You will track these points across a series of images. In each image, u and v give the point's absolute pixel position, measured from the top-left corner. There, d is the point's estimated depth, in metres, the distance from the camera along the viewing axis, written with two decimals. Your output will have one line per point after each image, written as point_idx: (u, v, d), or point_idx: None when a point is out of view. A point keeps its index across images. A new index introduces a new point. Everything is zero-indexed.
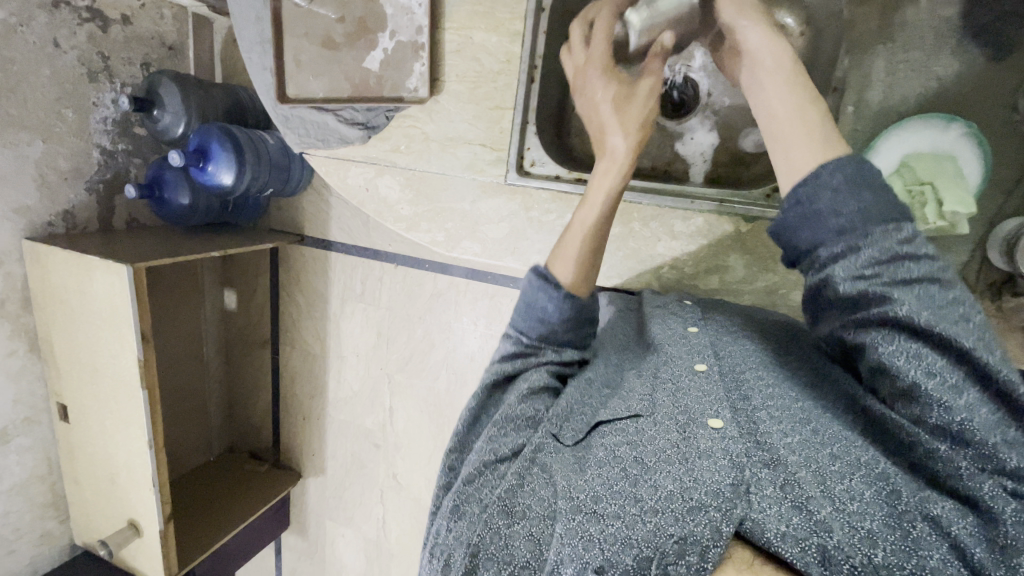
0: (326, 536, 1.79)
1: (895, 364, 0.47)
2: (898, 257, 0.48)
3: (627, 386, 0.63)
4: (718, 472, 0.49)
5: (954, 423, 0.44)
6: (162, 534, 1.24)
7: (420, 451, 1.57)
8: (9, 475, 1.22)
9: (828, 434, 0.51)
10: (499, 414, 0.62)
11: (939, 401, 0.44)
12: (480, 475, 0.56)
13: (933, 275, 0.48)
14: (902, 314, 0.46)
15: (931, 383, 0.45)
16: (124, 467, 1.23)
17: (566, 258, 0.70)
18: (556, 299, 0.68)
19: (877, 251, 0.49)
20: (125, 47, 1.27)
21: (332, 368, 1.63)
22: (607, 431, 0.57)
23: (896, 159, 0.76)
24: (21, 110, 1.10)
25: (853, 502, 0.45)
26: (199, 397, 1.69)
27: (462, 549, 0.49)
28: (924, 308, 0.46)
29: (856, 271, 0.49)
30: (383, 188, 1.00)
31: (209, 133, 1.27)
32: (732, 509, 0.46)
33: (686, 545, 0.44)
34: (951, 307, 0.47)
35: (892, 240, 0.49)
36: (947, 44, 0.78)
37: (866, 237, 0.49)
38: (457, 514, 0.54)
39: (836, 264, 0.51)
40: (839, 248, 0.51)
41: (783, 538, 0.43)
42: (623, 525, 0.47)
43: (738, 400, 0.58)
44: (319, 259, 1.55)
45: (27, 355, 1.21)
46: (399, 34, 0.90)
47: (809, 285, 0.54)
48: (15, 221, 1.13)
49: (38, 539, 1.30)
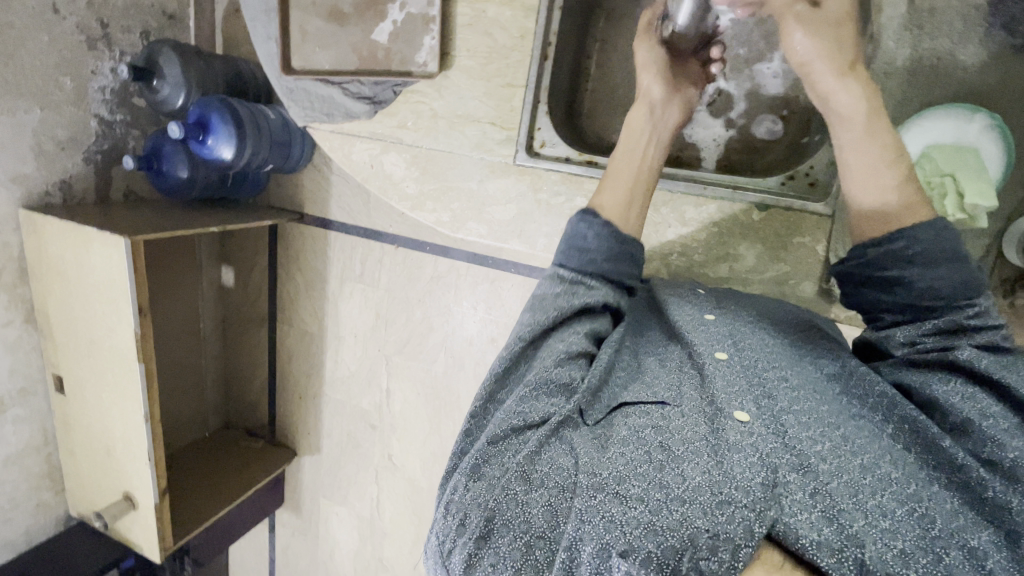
0: (320, 514, 1.80)
1: (948, 399, 0.52)
2: (963, 328, 0.56)
3: (651, 372, 0.62)
4: (749, 469, 0.48)
5: (1006, 458, 0.47)
6: (157, 508, 1.24)
7: (416, 433, 1.57)
8: (4, 445, 1.22)
9: (857, 443, 0.51)
10: (532, 376, 0.60)
11: (991, 437, 0.48)
12: (505, 439, 0.55)
13: (992, 345, 0.55)
14: (963, 359, 0.53)
15: (986, 421, 0.49)
16: (120, 441, 1.22)
17: (611, 189, 0.77)
18: (597, 226, 0.72)
19: (943, 321, 0.57)
20: (125, 13, 1.24)
21: (330, 348, 1.62)
22: (631, 412, 0.56)
23: (918, 149, 0.75)
24: (19, 75, 1.07)
25: (885, 519, 0.44)
26: (194, 372, 1.69)
27: (477, 512, 0.49)
28: (985, 360, 0.53)
29: (916, 335, 0.58)
30: (388, 166, 0.98)
31: (210, 105, 1.24)
32: (765, 511, 0.44)
33: (718, 542, 0.42)
34: (1011, 367, 0.53)
35: (960, 313, 0.57)
36: (973, 34, 0.77)
37: (935, 309, 0.58)
38: (474, 474, 0.53)
39: (899, 328, 0.60)
40: (905, 316, 0.60)
41: (818, 548, 0.42)
42: (649, 510, 0.45)
43: (766, 394, 0.57)
44: (319, 237, 1.53)
45: (23, 326, 1.20)
46: (409, 6, 0.87)
47: (870, 340, 0.64)
48: (12, 189, 1.11)
49: (34, 509, 1.30)
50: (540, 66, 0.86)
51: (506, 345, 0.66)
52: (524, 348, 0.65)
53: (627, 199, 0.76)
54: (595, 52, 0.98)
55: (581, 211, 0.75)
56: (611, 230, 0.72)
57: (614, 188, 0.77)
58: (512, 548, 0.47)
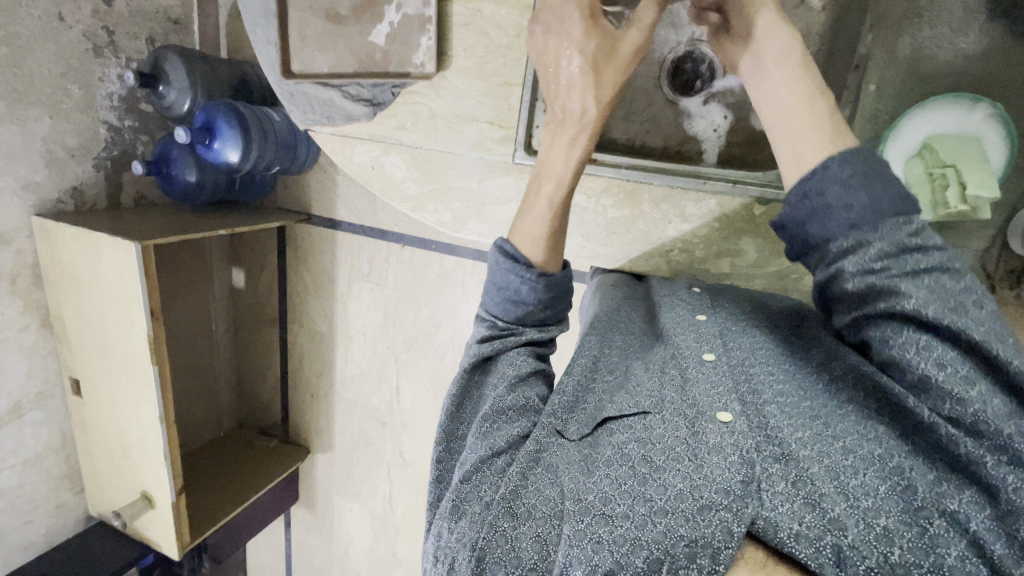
0: (333, 510, 1.83)
1: (904, 356, 0.49)
2: (906, 252, 0.50)
3: (635, 378, 0.64)
4: (728, 469, 0.50)
5: (968, 415, 0.45)
6: (174, 507, 1.27)
7: (426, 430, 1.59)
8: (24, 447, 1.25)
9: (839, 429, 0.52)
10: (487, 407, 0.61)
11: (950, 394, 0.46)
12: (477, 472, 0.56)
13: (941, 269, 0.50)
14: (910, 306, 0.48)
15: (943, 373, 0.46)
16: (137, 442, 1.25)
17: (533, 236, 0.72)
18: (530, 280, 0.69)
19: (886, 245, 0.51)
20: (130, 21, 1.25)
21: (340, 347, 1.64)
22: (614, 428, 0.57)
23: (918, 141, 0.74)
24: (28, 86, 1.09)
25: (868, 498, 0.46)
26: (208, 374, 1.71)
27: (466, 552, 0.49)
28: (932, 300, 0.48)
29: (864, 266, 0.51)
30: (389, 167, 0.99)
31: (216, 109, 1.25)
32: (744, 509, 0.46)
33: (697, 548, 0.45)
34: (958, 298, 0.48)
35: (900, 233, 0.51)
36: (976, 19, 0.75)
37: (875, 231, 0.52)
38: (457, 513, 0.53)
39: (846, 259, 0.53)
40: (849, 242, 0.53)
41: (797, 538, 0.44)
42: (634, 526, 0.47)
43: (747, 390, 0.58)
44: (326, 238, 1.54)
45: (39, 330, 1.23)
46: (405, 7, 0.87)
47: (817, 281, 0.57)
48: (24, 198, 1.13)
49: (54, 509, 1.34)
50: None
51: (455, 378, 0.68)
52: (470, 378, 0.67)
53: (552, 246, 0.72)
54: None
55: (506, 256, 0.71)
56: (546, 282, 0.69)
57: (531, 225, 0.72)
58: None
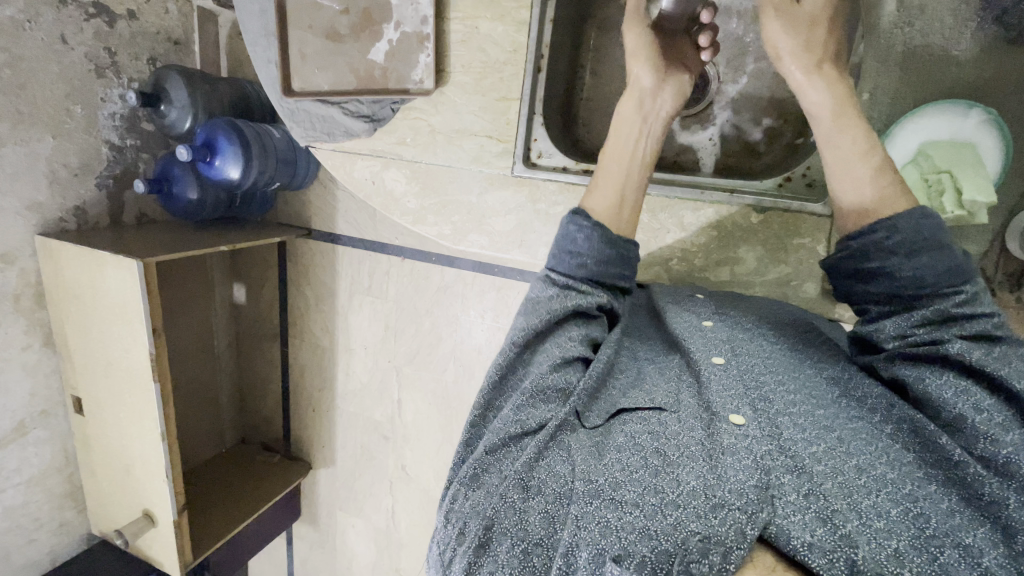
0: (337, 526, 1.81)
1: (941, 395, 0.52)
2: (952, 317, 0.54)
3: (652, 381, 0.63)
4: (742, 471, 0.49)
5: (1000, 456, 0.46)
6: (177, 524, 1.26)
7: (428, 443, 1.58)
8: (27, 467, 1.24)
9: (854, 446, 0.51)
10: (528, 382, 0.60)
11: (984, 433, 0.48)
12: (504, 447, 0.56)
13: (985, 334, 0.53)
14: (955, 352, 0.52)
15: (979, 416, 0.49)
16: (138, 460, 1.25)
17: (602, 193, 0.74)
18: (587, 228, 0.70)
19: (932, 310, 0.55)
20: (131, 42, 1.27)
21: (341, 361, 1.64)
22: (629, 419, 0.57)
23: (913, 148, 0.75)
24: (32, 107, 1.11)
25: (880, 519, 0.44)
26: (210, 390, 1.71)
27: (477, 521, 0.51)
28: (976, 351, 0.52)
29: (906, 327, 0.57)
30: (389, 182, 1.00)
31: (216, 127, 1.27)
32: (757, 513, 0.45)
33: (710, 545, 0.44)
34: (1005, 358, 0.51)
35: (947, 301, 0.55)
36: (966, 28, 0.76)
37: (922, 298, 0.57)
38: (475, 482, 0.55)
39: (889, 319, 0.58)
40: (892, 306, 0.59)
41: (810, 548, 0.43)
42: (642, 515, 0.46)
43: (762, 399, 0.58)
44: (327, 252, 1.55)
45: (42, 349, 1.23)
46: (403, 26, 0.88)
47: (861, 333, 0.62)
48: (27, 218, 1.14)
49: (56, 529, 1.33)
50: (534, 78, 0.88)
51: (501, 349, 0.66)
52: (519, 353, 0.64)
53: (616, 205, 0.74)
54: (590, 62, 0.99)
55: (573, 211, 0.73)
56: (600, 231, 0.70)
57: (605, 189, 0.75)
58: (510, 557, 0.48)
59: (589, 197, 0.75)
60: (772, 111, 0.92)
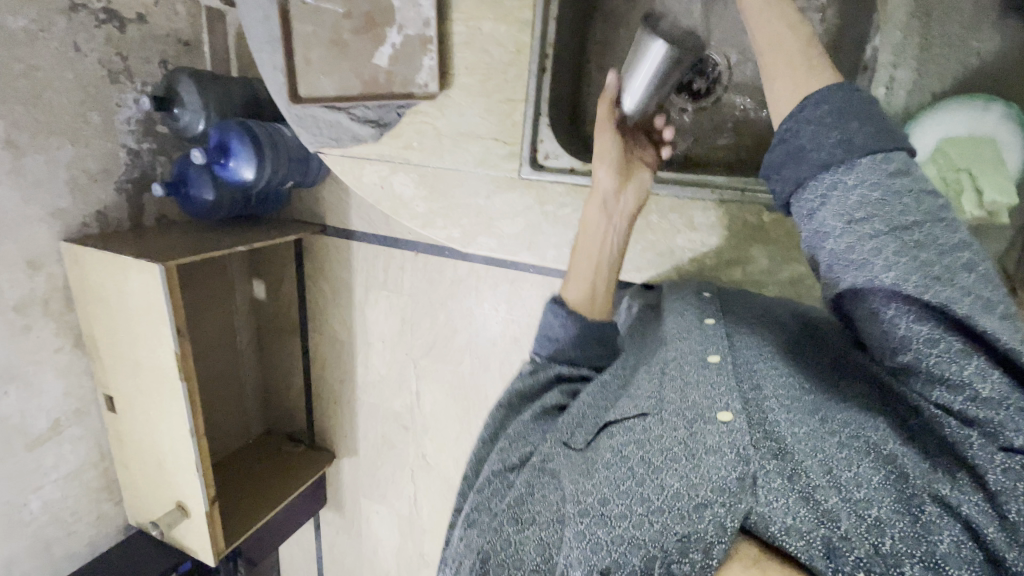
0: (361, 513, 1.87)
1: (898, 335, 0.47)
2: (883, 200, 0.48)
3: (638, 385, 0.65)
4: (724, 467, 0.50)
5: (959, 403, 0.45)
6: (208, 515, 1.32)
7: (447, 432, 1.61)
8: (64, 463, 1.30)
9: (836, 424, 0.52)
10: (513, 431, 0.68)
11: (942, 377, 0.45)
12: (491, 482, 0.62)
13: (926, 216, 0.47)
14: (890, 278, 0.46)
15: (936, 354, 0.45)
16: (169, 454, 1.30)
17: (577, 284, 0.83)
18: (561, 317, 0.79)
19: (864, 195, 0.49)
20: (142, 46, 1.28)
21: (360, 354, 1.67)
22: (615, 431, 0.59)
23: (931, 144, 0.72)
24: (49, 115, 1.13)
25: (859, 489, 0.46)
26: (236, 385, 1.75)
27: (473, 556, 0.54)
28: (907, 263, 0.46)
29: (844, 217, 0.50)
30: (397, 186, 1.00)
31: (227, 128, 1.27)
32: (737, 505, 0.47)
33: (690, 543, 0.46)
34: (939, 253, 0.46)
35: (878, 179, 0.49)
36: (987, 16, 0.73)
37: (851, 178, 0.50)
38: (470, 522, 0.60)
39: (825, 213, 0.51)
40: (823, 195, 0.51)
41: (789, 532, 0.45)
42: (630, 526, 0.48)
43: (749, 389, 0.58)
44: (342, 247, 1.57)
45: (73, 351, 1.27)
46: (405, 29, 0.87)
47: (803, 237, 0.54)
48: (52, 224, 1.18)
49: (95, 520, 1.40)
50: (539, 78, 0.86)
51: (493, 409, 0.75)
52: (507, 412, 0.74)
53: (592, 294, 0.82)
54: (595, 56, 0.97)
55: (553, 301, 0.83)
56: (575, 318, 0.78)
57: (579, 281, 0.83)
58: None
59: (568, 286, 0.84)
60: None
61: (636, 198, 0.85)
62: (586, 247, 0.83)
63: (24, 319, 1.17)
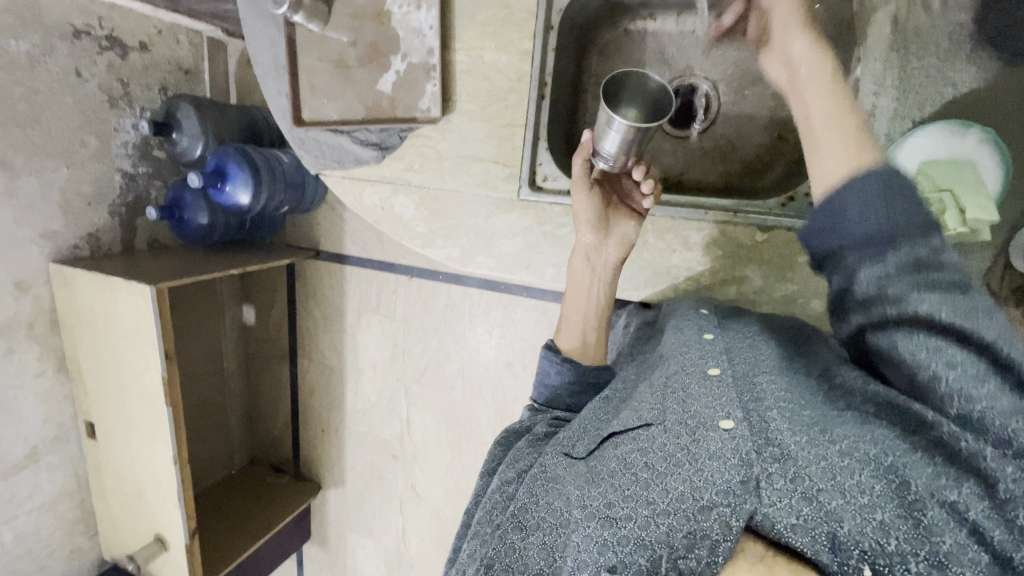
0: (346, 548, 1.81)
1: (916, 359, 0.49)
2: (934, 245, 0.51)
3: (640, 398, 0.65)
4: (727, 471, 0.50)
5: (976, 411, 0.45)
6: (187, 548, 1.26)
7: (438, 460, 1.58)
8: (39, 493, 1.25)
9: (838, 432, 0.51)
10: (511, 455, 0.67)
11: (958, 390, 0.46)
12: (494, 495, 0.61)
13: (966, 275, 0.50)
14: (923, 310, 0.49)
15: (953, 374, 0.47)
16: (150, 482, 1.25)
17: (568, 332, 0.85)
18: (556, 363, 0.80)
19: (911, 229, 0.52)
20: (143, 72, 1.31)
21: (350, 380, 1.65)
22: (620, 441, 0.59)
23: (914, 166, 0.76)
24: (46, 138, 1.14)
25: (864, 495, 0.45)
26: (221, 412, 1.71)
27: (476, 563, 0.51)
28: (944, 305, 0.48)
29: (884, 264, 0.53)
30: (397, 208, 1.02)
31: (227, 154, 1.29)
32: (742, 505, 0.47)
33: (695, 540, 0.46)
34: (976, 301, 0.48)
35: (925, 221, 0.52)
36: (960, 50, 0.78)
37: (897, 212, 0.52)
38: (473, 535, 0.57)
39: (865, 262, 0.54)
40: (875, 221, 0.53)
41: (794, 529, 0.44)
42: (636, 526, 0.48)
43: (751, 400, 0.58)
44: (336, 271, 1.57)
45: (55, 375, 1.24)
46: (409, 57, 0.90)
47: (834, 288, 0.59)
48: (43, 246, 1.17)
49: (68, 555, 1.34)
50: (539, 104, 0.89)
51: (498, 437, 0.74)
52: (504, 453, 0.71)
53: (582, 344, 0.84)
54: (591, 85, 1.01)
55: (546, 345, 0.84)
56: (571, 364, 0.79)
57: (570, 328, 0.85)
58: None
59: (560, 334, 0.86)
60: (775, 128, 0.92)
61: (620, 249, 0.87)
62: (573, 298, 0.87)
63: (7, 342, 1.14)
